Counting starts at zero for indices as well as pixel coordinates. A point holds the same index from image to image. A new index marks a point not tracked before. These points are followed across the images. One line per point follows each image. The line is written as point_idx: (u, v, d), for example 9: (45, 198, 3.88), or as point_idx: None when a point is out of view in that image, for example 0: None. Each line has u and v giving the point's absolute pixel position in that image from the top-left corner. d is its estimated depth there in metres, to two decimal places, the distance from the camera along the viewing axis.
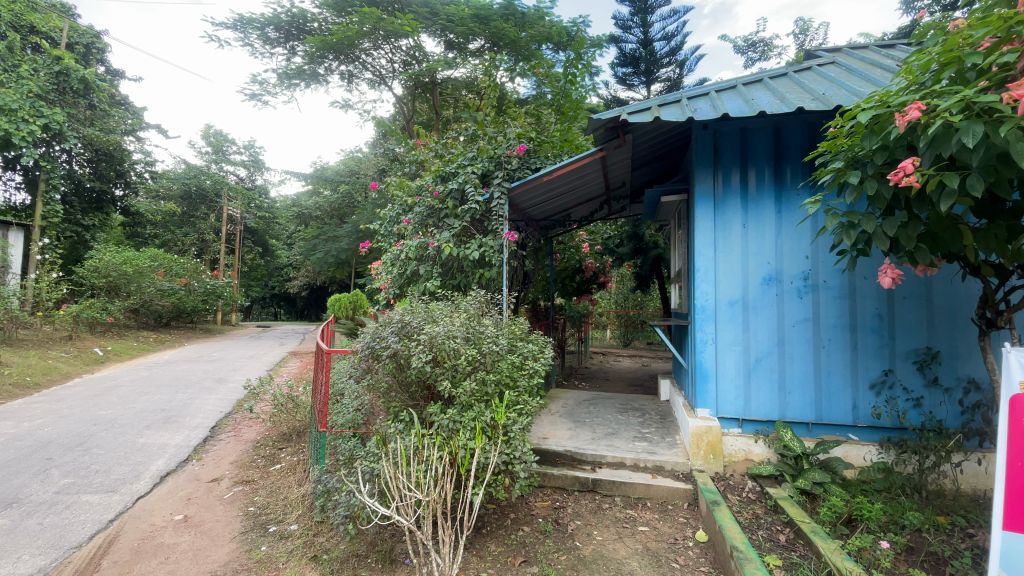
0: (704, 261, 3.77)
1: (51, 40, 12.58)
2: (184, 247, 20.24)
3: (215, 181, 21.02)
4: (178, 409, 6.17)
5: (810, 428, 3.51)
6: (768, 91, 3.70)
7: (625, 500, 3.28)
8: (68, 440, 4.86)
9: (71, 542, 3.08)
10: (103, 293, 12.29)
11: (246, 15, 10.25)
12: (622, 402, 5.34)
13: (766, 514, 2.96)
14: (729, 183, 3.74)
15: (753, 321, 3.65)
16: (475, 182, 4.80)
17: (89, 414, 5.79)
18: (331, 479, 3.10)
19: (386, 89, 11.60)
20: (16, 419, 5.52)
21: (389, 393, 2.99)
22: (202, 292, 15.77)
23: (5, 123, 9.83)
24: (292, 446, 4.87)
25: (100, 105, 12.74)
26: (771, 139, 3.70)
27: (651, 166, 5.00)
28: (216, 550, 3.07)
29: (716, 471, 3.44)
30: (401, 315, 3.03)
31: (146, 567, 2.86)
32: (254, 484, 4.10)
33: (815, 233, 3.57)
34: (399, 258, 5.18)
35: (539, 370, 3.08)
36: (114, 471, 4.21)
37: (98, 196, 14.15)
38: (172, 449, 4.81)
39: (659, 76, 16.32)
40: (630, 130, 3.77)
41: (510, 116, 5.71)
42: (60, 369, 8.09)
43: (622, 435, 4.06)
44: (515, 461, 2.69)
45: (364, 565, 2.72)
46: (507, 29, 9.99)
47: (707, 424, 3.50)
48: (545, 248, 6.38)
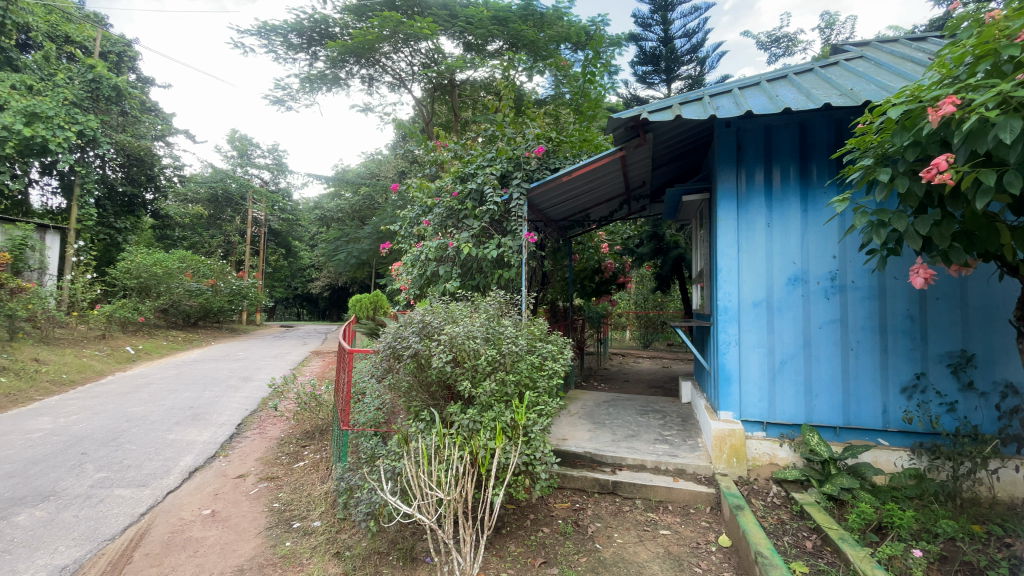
0: (726, 261, 3.70)
1: (86, 49, 13.06)
2: (211, 249, 20.77)
3: (240, 184, 21.50)
4: (205, 406, 6.33)
5: (837, 432, 3.42)
6: (793, 87, 3.62)
7: (646, 503, 3.24)
8: (102, 436, 5.03)
9: (105, 534, 3.19)
10: (134, 294, 12.68)
11: (269, 21, 10.49)
12: (641, 403, 5.29)
13: (791, 520, 2.91)
14: (752, 182, 3.67)
15: (778, 322, 3.57)
16: (494, 183, 4.81)
17: (122, 410, 5.99)
18: (353, 476, 3.13)
19: (405, 92, 11.73)
20: (53, 415, 5.75)
21: (409, 393, 3.02)
22: (228, 292, 16.15)
23: (43, 129, 10.17)
24: (315, 444, 4.95)
25: (132, 112, 13.08)
26: (796, 136, 3.62)
27: (671, 164, 4.94)
28: (243, 545, 3.14)
29: (739, 475, 3.39)
30: (421, 315, 3.06)
31: (176, 560, 2.94)
32: (278, 481, 4.17)
33: (843, 232, 3.49)
34: (419, 259, 5.23)
35: (559, 370, 3.07)
36: (145, 465, 4.35)
37: (129, 200, 14.65)
38: (200, 445, 4.94)
39: (679, 74, 16.16)
40: (650, 129, 3.72)
41: (528, 116, 5.71)
42: (95, 367, 8.39)
43: (642, 437, 4.03)
44: (535, 461, 2.69)
45: (386, 562, 2.75)
46: (526, 31, 10.02)
47: (730, 427, 3.45)
48: (563, 248, 6.37)
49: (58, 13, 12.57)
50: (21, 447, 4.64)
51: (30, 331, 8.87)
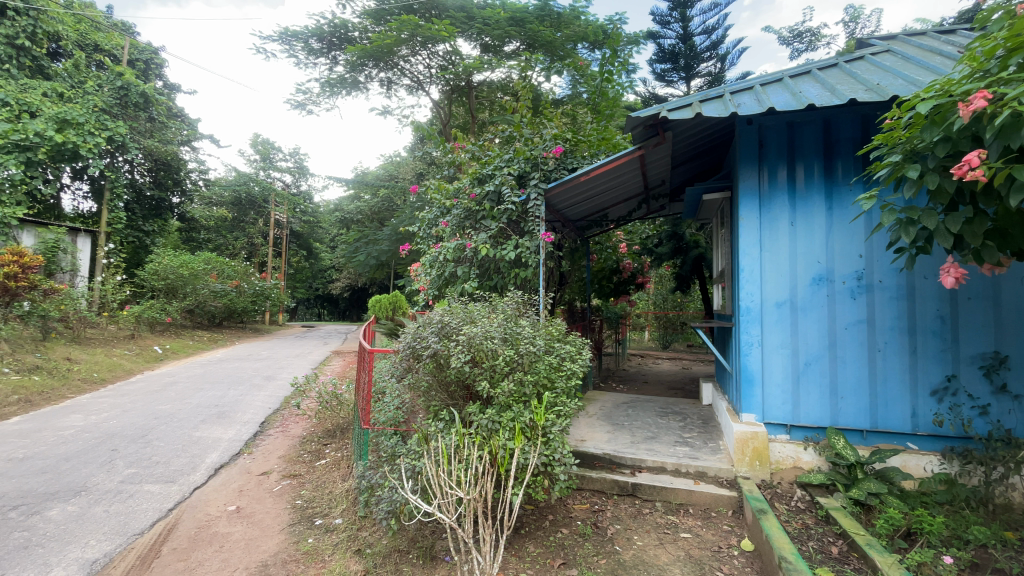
0: (749, 261, 3.64)
1: (114, 57, 13.45)
2: (235, 251, 21.24)
3: (263, 187, 21.92)
4: (230, 404, 6.48)
5: (864, 436, 3.33)
6: (817, 83, 3.55)
7: (666, 505, 3.21)
8: (132, 433, 5.18)
9: (134, 528, 3.29)
10: (161, 295, 13.03)
11: (291, 27, 10.68)
12: (661, 405, 5.23)
13: (817, 525, 2.84)
14: (775, 180, 3.61)
15: (802, 323, 3.50)
16: (512, 184, 4.82)
17: (150, 408, 6.16)
18: (374, 475, 3.15)
19: (423, 94, 11.83)
20: (85, 412, 5.94)
21: (429, 392, 3.04)
22: (251, 293, 16.49)
23: (75, 136, 10.49)
24: (336, 442, 5.02)
25: (159, 118, 13.44)
26: (821, 133, 3.55)
27: (691, 163, 4.88)
28: (266, 541, 3.20)
29: (762, 479, 3.32)
30: (440, 315, 3.09)
31: (203, 555, 3.02)
32: (300, 479, 4.24)
33: (869, 231, 3.40)
34: (438, 260, 5.26)
35: (577, 371, 3.06)
36: (173, 462, 4.47)
37: (157, 203, 15.06)
38: (226, 443, 5.06)
39: (699, 71, 15.96)
40: (670, 127, 3.68)
41: (546, 117, 5.69)
42: (124, 366, 8.64)
43: (662, 439, 3.98)
44: (554, 462, 2.68)
45: (406, 560, 2.78)
46: (543, 31, 10.03)
47: (753, 429, 3.39)
48: (581, 248, 6.34)
49: (88, 23, 12.98)
50: (54, 444, 4.80)
51: (63, 330, 9.17)
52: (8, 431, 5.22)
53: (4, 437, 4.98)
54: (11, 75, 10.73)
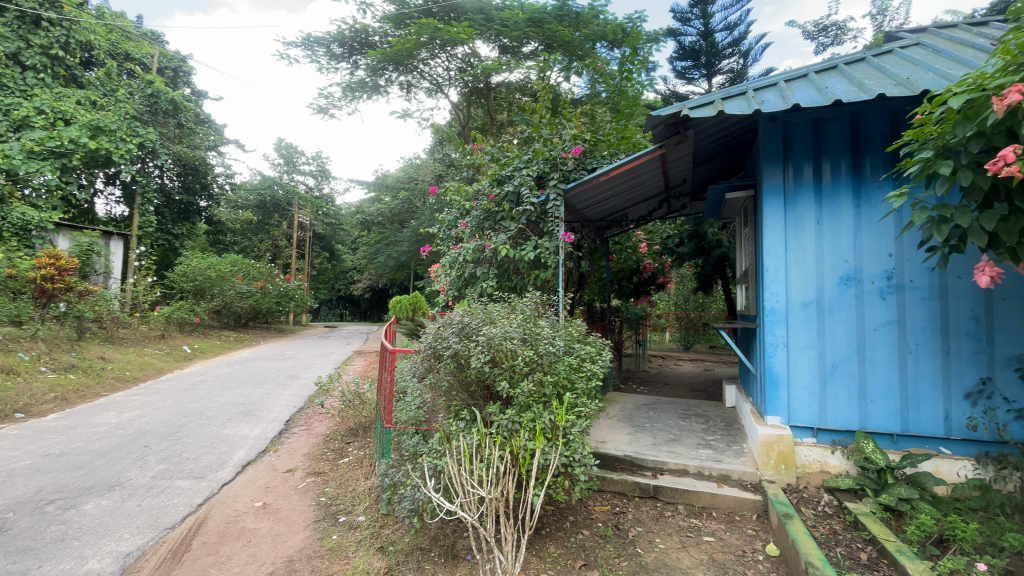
0: (773, 260, 3.57)
1: (144, 65, 13.88)
2: (260, 253, 21.74)
3: (287, 191, 22.33)
4: (256, 403, 6.62)
5: (895, 440, 3.24)
6: (843, 78, 3.46)
7: (688, 508, 3.17)
8: (163, 430, 5.34)
9: (166, 522, 3.39)
10: (190, 296, 13.38)
11: (313, 33, 10.88)
12: (683, 407, 5.16)
13: (844, 531, 2.78)
14: (800, 177, 3.54)
15: (829, 324, 3.42)
16: (531, 185, 4.81)
17: (180, 406, 6.35)
18: (396, 473, 3.19)
19: (442, 96, 11.93)
20: (118, 410, 6.15)
21: (449, 392, 3.06)
22: (275, 294, 16.86)
23: (107, 143, 10.85)
24: (359, 441, 5.09)
25: (187, 124, 13.82)
26: (848, 129, 3.47)
27: (713, 162, 4.82)
28: (292, 537, 3.27)
29: (788, 483, 3.26)
30: (460, 315, 3.11)
31: (231, 549, 3.10)
32: (324, 476, 4.32)
33: (899, 229, 3.30)
34: (457, 261, 5.30)
35: (597, 372, 3.04)
36: (202, 458, 4.60)
37: (185, 207, 15.51)
38: (252, 440, 5.17)
39: (721, 68, 15.74)
40: (691, 125, 3.64)
41: (565, 117, 5.67)
42: (155, 365, 8.93)
43: (684, 441, 3.93)
44: (574, 464, 2.67)
45: (427, 558, 2.81)
46: (561, 31, 10.02)
47: (778, 432, 3.33)
48: (600, 248, 6.31)
49: (119, 33, 13.40)
50: (90, 440, 4.98)
51: (97, 331, 9.49)
52: (46, 427, 5.43)
53: (43, 433, 5.18)
54: (47, 84, 11.14)
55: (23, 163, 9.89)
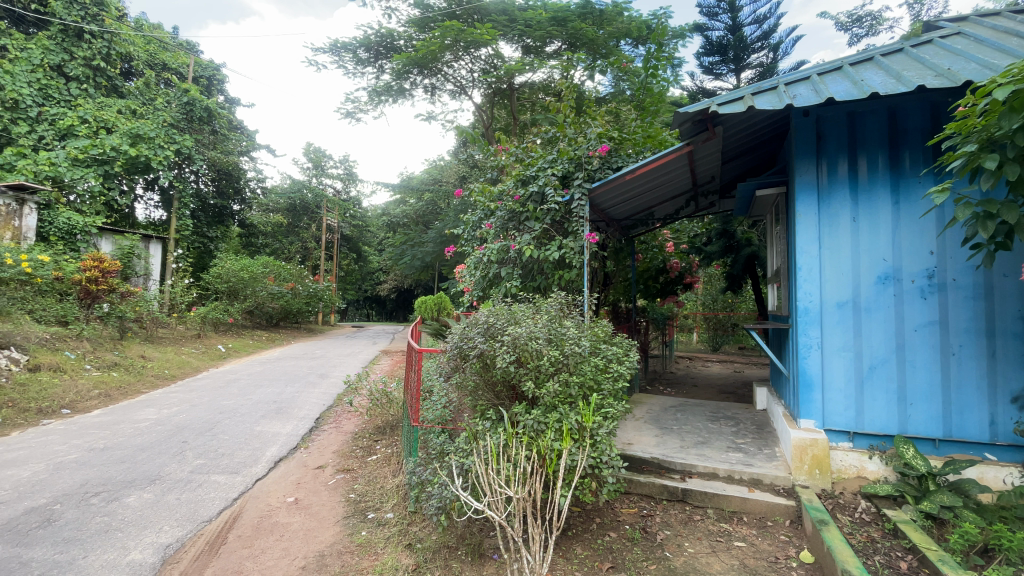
0: (807, 259, 3.47)
1: (180, 74, 14.41)
2: (290, 255, 22.33)
3: (316, 194, 22.85)
4: (287, 401, 6.79)
5: (936, 445, 3.11)
6: (880, 70, 3.34)
7: (718, 513, 3.11)
8: (199, 426, 5.54)
9: (203, 516, 3.51)
10: (224, 297, 13.82)
11: (340, 39, 11.09)
12: (711, 409, 5.07)
13: (883, 538, 2.69)
14: (835, 173, 3.43)
15: (866, 324, 3.31)
16: (555, 184, 4.79)
17: (215, 403, 6.57)
18: (424, 471, 3.21)
19: (466, 98, 12.02)
20: (158, 407, 6.41)
21: (476, 392, 3.08)
22: (305, 295, 17.28)
23: (147, 150, 11.31)
24: (386, 439, 5.17)
25: (221, 130, 14.31)
26: (885, 123, 3.34)
27: (742, 158, 4.72)
28: (323, 532, 3.35)
29: (823, 488, 3.16)
30: (486, 316, 3.12)
31: (265, 543, 3.19)
32: (353, 473, 4.40)
33: (941, 226, 3.17)
34: (481, 261, 5.33)
35: (624, 373, 3.01)
36: (237, 454, 4.74)
37: (219, 211, 16.05)
38: (284, 437, 5.31)
39: (749, 63, 15.39)
40: (720, 122, 3.57)
41: (590, 116, 5.63)
42: (192, 363, 9.26)
43: (713, 444, 3.86)
44: (602, 465, 2.65)
45: (455, 557, 2.83)
46: (585, 29, 9.97)
47: (812, 436, 3.23)
48: (625, 248, 6.25)
49: (157, 43, 13.92)
50: (132, 435, 5.20)
51: (138, 330, 9.89)
52: (91, 422, 5.69)
53: (88, 428, 5.43)
54: (89, 94, 11.65)
55: (68, 171, 10.42)
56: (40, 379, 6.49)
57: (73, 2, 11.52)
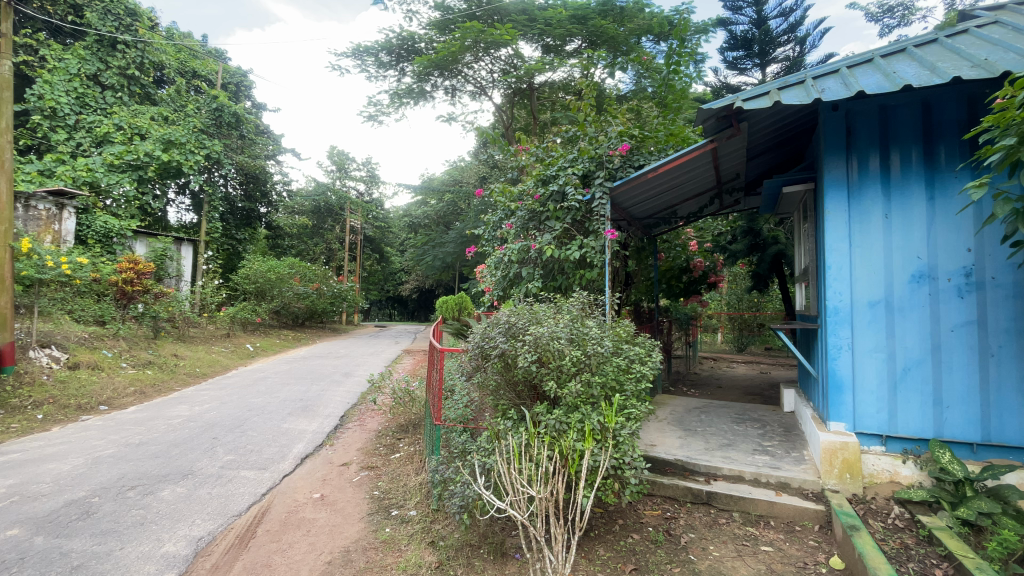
0: (837, 257, 3.37)
1: (209, 81, 14.84)
2: (315, 256, 22.79)
3: (340, 196, 23.24)
4: (312, 399, 6.93)
5: (974, 449, 3.00)
6: (913, 61, 3.23)
7: (744, 516, 3.05)
8: (229, 423, 5.70)
9: (234, 510, 3.62)
10: (252, 297, 14.18)
11: (362, 43, 11.26)
12: (736, 411, 4.98)
13: (917, 546, 2.61)
14: (866, 169, 3.33)
15: (899, 324, 3.20)
16: (576, 183, 4.77)
17: (244, 401, 6.75)
18: (446, 470, 3.24)
19: (486, 99, 12.06)
20: (190, 404, 6.62)
21: (497, 391, 3.09)
22: (330, 295, 17.60)
23: (178, 155, 11.70)
24: (409, 437, 5.23)
25: (248, 135, 14.69)
26: (918, 116, 3.23)
27: (769, 154, 4.62)
28: (348, 528, 3.41)
29: (854, 493, 3.07)
30: (507, 315, 3.13)
31: (292, 537, 3.27)
32: (377, 471, 4.47)
33: (979, 222, 3.05)
34: (502, 261, 5.35)
35: (647, 374, 2.97)
36: (265, 450, 4.87)
37: (247, 214, 16.49)
38: (310, 434, 5.42)
39: (775, 57, 15.05)
40: (745, 118, 3.50)
41: (610, 114, 5.58)
42: (222, 362, 9.52)
43: (739, 446, 3.79)
44: (624, 466, 2.64)
45: (477, 555, 2.85)
46: (606, 27, 9.90)
47: (843, 439, 3.14)
48: (648, 247, 6.18)
49: (188, 52, 14.35)
50: (166, 431, 5.39)
51: (171, 330, 10.23)
52: (127, 418, 5.92)
53: (125, 424, 5.65)
54: (124, 102, 12.10)
55: (104, 176, 10.85)
56: (79, 376, 6.78)
57: (109, 13, 11.96)
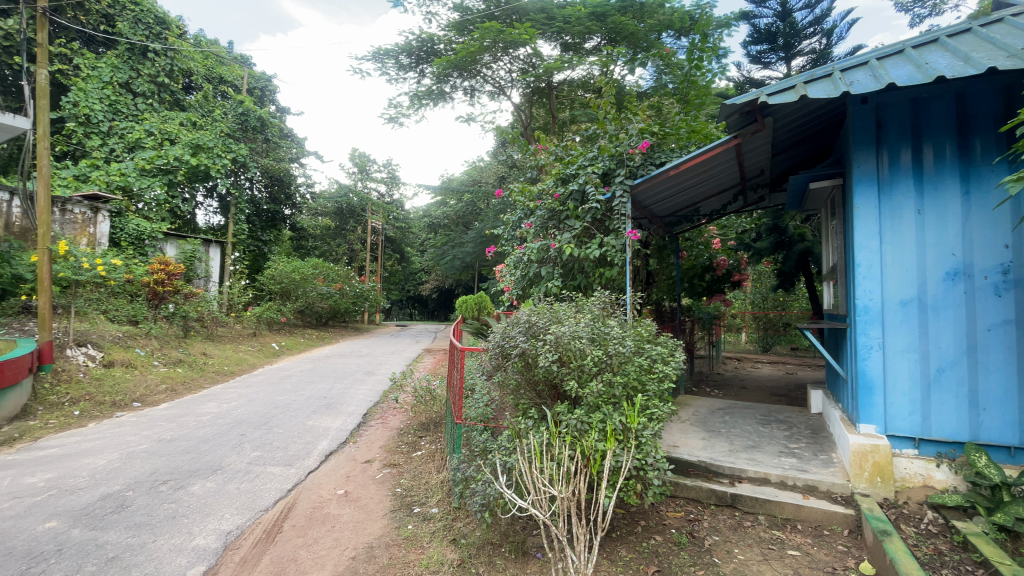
0: (866, 254, 3.27)
1: (236, 87, 15.23)
2: (338, 257, 23.16)
3: (361, 197, 23.57)
4: (336, 397, 7.06)
5: (1012, 453, 2.88)
6: (946, 51, 3.11)
7: (770, 519, 2.99)
8: (256, 420, 5.84)
9: (261, 505, 3.71)
10: (278, 297, 14.50)
11: (382, 46, 11.40)
12: (762, 412, 4.88)
13: (951, 552, 2.52)
14: (897, 163, 3.23)
15: (933, 323, 3.09)
16: (596, 182, 4.74)
17: (271, 398, 6.91)
18: (467, 468, 3.26)
19: (505, 98, 12.08)
20: (219, 401, 6.81)
21: (518, 390, 3.09)
22: (352, 295, 17.87)
23: (206, 159, 12.05)
24: (430, 435, 5.28)
25: (273, 138, 15.03)
26: (952, 108, 3.12)
27: (794, 149, 4.52)
28: (372, 524, 3.46)
29: (885, 497, 2.98)
30: (527, 315, 3.14)
31: (318, 533, 3.34)
32: (400, 468, 4.53)
33: (1017, 217, 2.93)
34: (522, 261, 5.36)
35: (669, 374, 2.93)
36: (291, 447, 4.98)
37: (272, 216, 16.87)
38: (334, 432, 5.52)
39: (801, 50, 14.69)
40: (770, 112, 3.43)
41: (631, 111, 5.53)
42: (248, 360, 9.77)
43: (765, 448, 3.72)
44: (647, 467, 2.62)
45: (499, 554, 2.86)
46: (625, 23, 9.81)
47: (873, 442, 3.05)
48: (669, 245, 6.10)
49: (215, 58, 14.74)
50: (196, 428, 5.55)
51: (200, 329, 10.53)
52: (159, 415, 6.12)
53: (156, 421, 5.84)
54: (154, 109, 12.51)
55: (136, 180, 11.23)
56: (113, 374, 7.04)
57: (138, 22, 12.39)
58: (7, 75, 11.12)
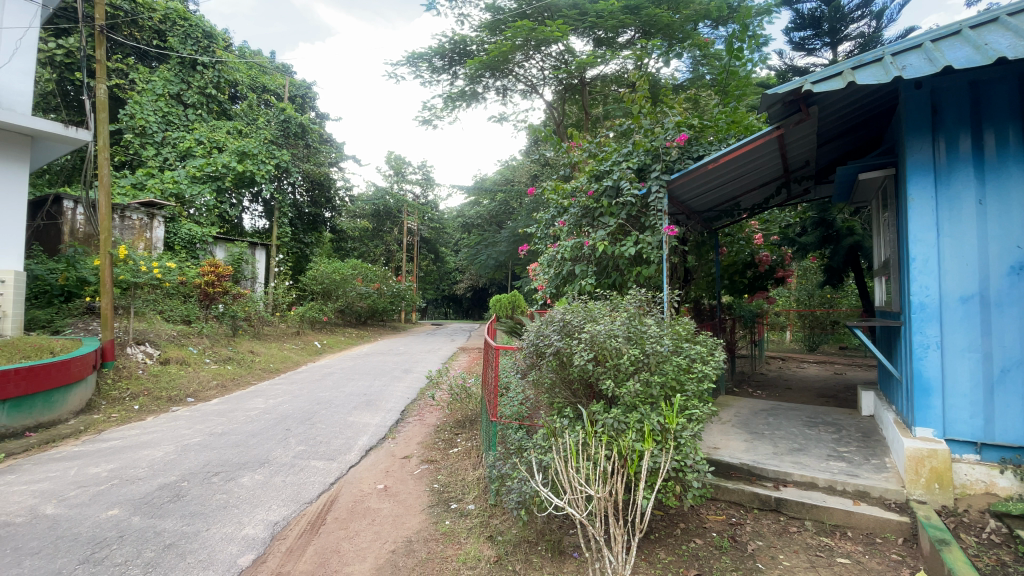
0: (922, 248, 3.07)
1: (278, 95, 15.85)
2: (376, 257, 23.71)
3: (397, 199, 24.05)
4: (375, 394, 7.25)
5: None
6: (1009, 29, 2.90)
7: (817, 526, 2.87)
8: (300, 416, 6.06)
9: (306, 497, 3.85)
10: (319, 297, 15.00)
11: (416, 50, 11.57)
12: (808, 414, 4.68)
13: (1017, 564, 2.37)
14: (955, 150, 3.02)
15: (996, 320, 2.89)
16: (631, 178, 4.67)
17: (313, 395, 7.16)
18: (503, 465, 3.29)
19: (537, 97, 12.07)
20: (266, 397, 7.10)
21: (552, 389, 3.07)
22: (389, 294, 18.26)
23: (252, 165, 12.60)
24: (466, 433, 5.34)
25: (313, 144, 15.58)
26: (1016, 91, 2.92)
27: (841, 139, 4.32)
28: (410, 519, 3.53)
29: (943, 505, 2.82)
30: (562, 313, 3.13)
31: (359, 525, 3.44)
32: (437, 464, 4.60)
33: None
34: (556, 259, 5.35)
35: (709, 374, 2.86)
36: (333, 442, 5.14)
37: (313, 218, 17.46)
38: (373, 427, 5.67)
39: (848, 34, 14.00)
40: (815, 101, 3.28)
41: (667, 104, 5.41)
42: (292, 358, 10.14)
43: (812, 451, 3.58)
44: (686, 469, 2.58)
45: (535, 552, 2.87)
46: (660, 15, 9.61)
47: (930, 446, 2.87)
48: (708, 241, 5.94)
49: (258, 68, 15.37)
50: (244, 422, 5.81)
51: (247, 328, 11.03)
52: (210, 410, 6.45)
53: (209, 415, 6.16)
54: (204, 119, 13.18)
55: (187, 187, 11.88)
56: (169, 370, 7.47)
57: (188, 37, 13.07)
58: (71, 91, 11.90)
